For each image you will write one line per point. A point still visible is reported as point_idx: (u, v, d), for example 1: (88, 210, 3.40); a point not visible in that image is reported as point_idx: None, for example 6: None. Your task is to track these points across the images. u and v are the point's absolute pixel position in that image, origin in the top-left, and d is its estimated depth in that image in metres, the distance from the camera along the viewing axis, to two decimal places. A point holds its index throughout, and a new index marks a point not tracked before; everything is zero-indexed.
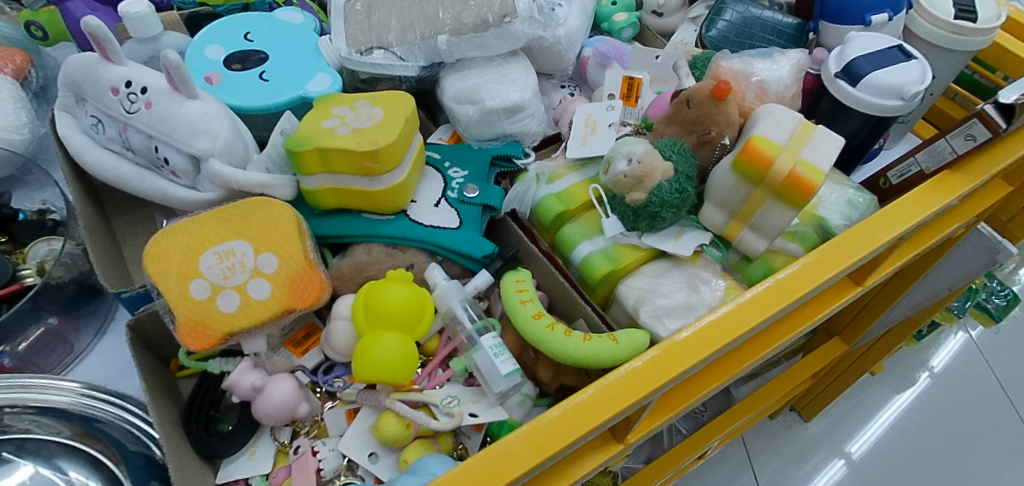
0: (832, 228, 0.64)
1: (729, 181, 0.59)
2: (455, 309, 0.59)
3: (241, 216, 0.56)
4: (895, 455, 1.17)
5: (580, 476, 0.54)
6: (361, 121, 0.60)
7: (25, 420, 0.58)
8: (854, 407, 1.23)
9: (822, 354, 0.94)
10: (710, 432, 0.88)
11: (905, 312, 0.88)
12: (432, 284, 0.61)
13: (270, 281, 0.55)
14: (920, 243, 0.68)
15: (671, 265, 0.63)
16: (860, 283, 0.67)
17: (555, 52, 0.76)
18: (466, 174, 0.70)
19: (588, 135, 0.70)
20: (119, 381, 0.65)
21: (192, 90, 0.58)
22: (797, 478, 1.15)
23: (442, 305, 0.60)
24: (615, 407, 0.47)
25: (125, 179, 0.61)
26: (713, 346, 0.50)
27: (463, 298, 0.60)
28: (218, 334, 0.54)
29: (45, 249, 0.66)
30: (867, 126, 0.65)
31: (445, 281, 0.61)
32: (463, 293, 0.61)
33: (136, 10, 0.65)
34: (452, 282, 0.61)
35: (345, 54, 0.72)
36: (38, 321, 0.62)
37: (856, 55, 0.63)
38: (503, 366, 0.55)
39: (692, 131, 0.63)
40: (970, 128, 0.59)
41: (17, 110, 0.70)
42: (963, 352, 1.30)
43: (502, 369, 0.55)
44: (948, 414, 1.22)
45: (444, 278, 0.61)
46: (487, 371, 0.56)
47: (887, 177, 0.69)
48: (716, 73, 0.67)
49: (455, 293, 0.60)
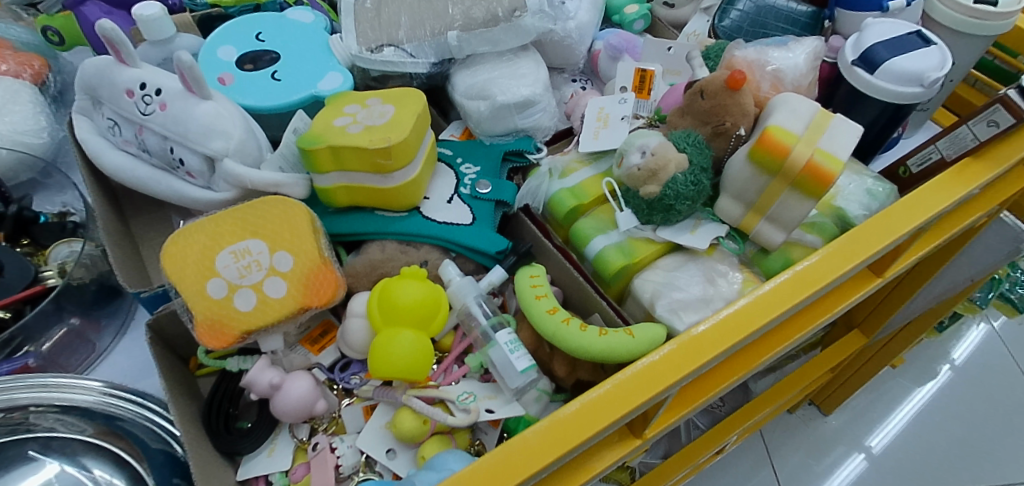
0: (851, 219, 0.63)
1: (746, 171, 0.58)
2: (471, 306, 0.59)
3: (256, 215, 0.56)
4: (917, 449, 1.15)
5: (599, 471, 0.54)
6: (373, 118, 0.60)
7: (50, 419, 0.59)
8: (874, 401, 1.21)
9: (842, 346, 0.93)
10: (728, 427, 0.88)
11: (926, 303, 0.87)
12: (446, 281, 0.61)
13: (286, 279, 0.55)
14: (941, 234, 0.67)
15: (687, 258, 0.62)
16: (880, 274, 0.66)
17: (566, 46, 0.75)
18: (479, 170, 0.69)
19: (600, 128, 0.70)
20: (139, 380, 0.66)
21: (205, 90, 0.58)
22: (817, 473, 1.14)
23: (456, 301, 0.60)
24: (633, 402, 0.46)
25: (142, 181, 0.62)
26: (732, 338, 0.49)
27: (478, 294, 0.60)
28: (235, 333, 0.54)
29: (66, 250, 0.67)
30: (886, 114, 0.64)
31: (459, 277, 0.61)
32: (478, 290, 0.60)
33: (149, 13, 0.66)
34: (467, 278, 0.60)
35: (355, 52, 0.72)
36: (61, 322, 0.63)
37: (873, 42, 0.62)
38: (520, 362, 0.55)
39: (706, 123, 0.62)
40: (993, 114, 0.58)
41: (36, 114, 0.71)
42: (984, 344, 1.28)
43: (518, 365, 0.55)
44: (970, 406, 1.20)
45: (458, 275, 0.61)
46: (503, 368, 0.56)
47: (907, 166, 0.67)
48: (730, 62, 0.66)
49: (470, 289, 0.60)
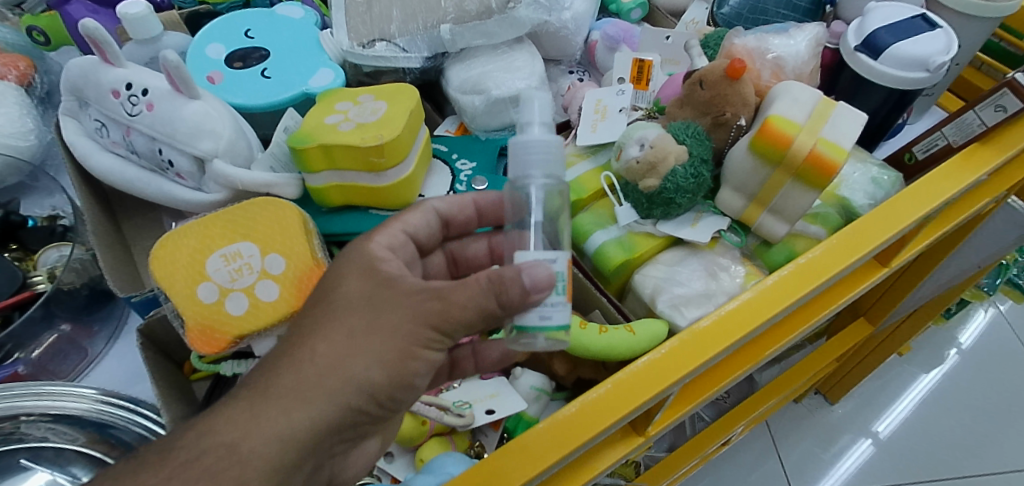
0: (856, 209, 0.61)
1: (747, 163, 0.57)
2: (532, 183, 0.45)
3: (247, 218, 0.56)
4: (926, 436, 1.14)
5: (602, 469, 0.53)
6: (365, 115, 0.59)
7: (41, 428, 0.58)
8: (880, 388, 1.20)
9: (848, 336, 0.92)
10: (733, 419, 0.87)
11: (932, 290, 0.85)
12: (523, 124, 0.46)
13: (278, 282, 0.54)
14: (947, 222, 0.65)
15: (688, 253, 0.61)
16: (886, 263, 0.64)
17: (562, 37, 0.74)
18: (475, 166, 0.68)
19: (598, 121, 0.68)
20: (132, 386, 0.65)
21: (193, 90, 0.57)
22: (825, 461, 1.13)
23: (517, 171, 0.45)
24: (634, 401, 0.45)
25: (130, 182, 0.61)
26: (734, 334, 0.48)
27: (549, 177, 0.46)
28: (227, 338, 0.53)
29: (55, 255, 0.66)
30: (891, 100, 0.62)
31: (541, 128, 0.45)
32: (559, 173, 0.46)
33: (135, 11, 0.65)
34: (551, 145, 0.45)
35: (347, 48, 0.70)
36: (51, 328, 0.62)
37: (877, 27, 0.60)
38: (557, 318, 0.41)
39: (706, 113, 0.61)
40: (1000, 99, 0.56)
41: (22, 116, 0.70)
42: (990, 328, 1.27)
43: (553, 321, 0.41)
44: (980, 392, 1.19)
45: (541, 122, 0.45)
46: (528, 317, 0.40)
47: (912, 152, 0.64)
48: (730, 51, 0.64)
49: (553, 169, 0.46)
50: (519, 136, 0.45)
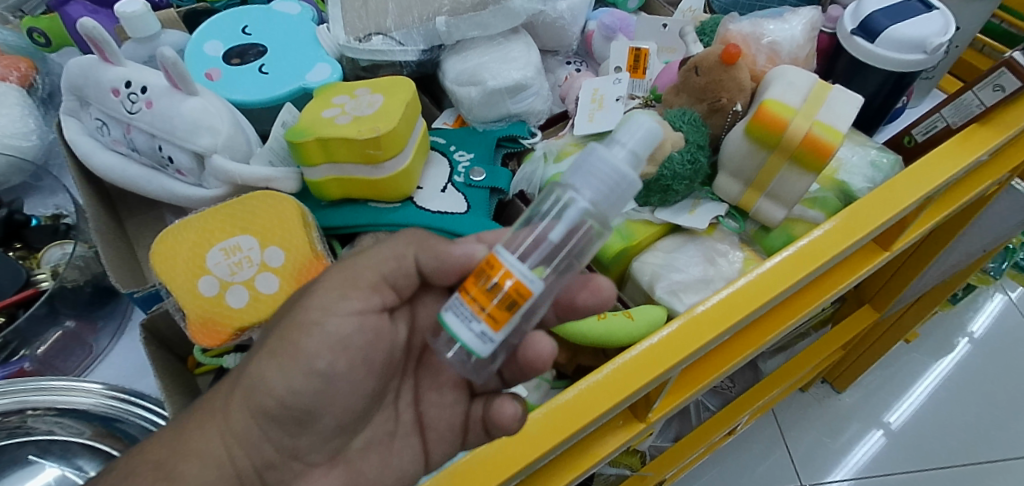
0: (855, 192, 0.61)
1: (743, 147, 0.57)
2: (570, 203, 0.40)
3: (245, 211, 0.56)
4: (936, 425, 1.14)
5: (603, 456, 0.53)
6: (361, 109, 0.59)
7: (48, 422, 0.59)
8: (889, 377, 1.19)
9: (854, 322, 0.91)
10: (739, 407, 0.87)
11: (938, 275, 0.85)
12: (612, 140, 0.40)
13: (277, 274, 0.54)
14: (948, 204, 0.65)
15: (686, 239, 0.61)
16: (887, 247, 0.64)
17: (558, 28, 0.74)
18: (472, 157, 0.68)
19: (595, 110, 0.68)
20: (136, 381, 0.66)
21: (191, 87, 0.57)
22: (833, 451, 1.13)
23: (572, 177, 0.40)
24: (630, 386, 0.46)
25: (132, 180, 0.61)
26: (731, 318, 0.49)
27: (594, 206, 0.39)
28: (228, 330, 0.53)
29: (59, 253, 0.67)
30: (889, 83, 0.62)
31: (620, 153, 0.39)
32: (608, 212, 0.40)
33: (132, 10, 0.65)
34: (616, 177, 0.39)
35: (343, 42, 0.71)
36: (56, 324, 0.63)
37: (872, 10, 0.60)
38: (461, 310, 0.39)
39: (701, 100, 0.61)
40: (999, 79, 0.56)
41: (24, 117, 0.71)
42: (1001, 316, 1.25)
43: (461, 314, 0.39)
44: (990, 380, 1.18)
45: (626, 147, 0.39)
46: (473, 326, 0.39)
47: (912, 135, 0.63)
48: (724, 38, 0.64)
49: (604, 202, 0.39)
50: (600, 147, 0.39)
